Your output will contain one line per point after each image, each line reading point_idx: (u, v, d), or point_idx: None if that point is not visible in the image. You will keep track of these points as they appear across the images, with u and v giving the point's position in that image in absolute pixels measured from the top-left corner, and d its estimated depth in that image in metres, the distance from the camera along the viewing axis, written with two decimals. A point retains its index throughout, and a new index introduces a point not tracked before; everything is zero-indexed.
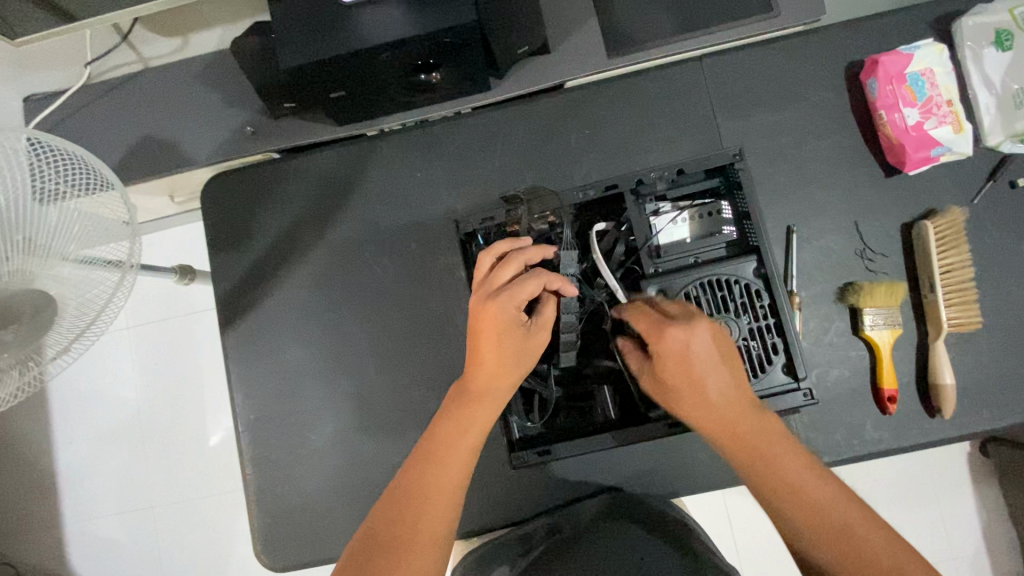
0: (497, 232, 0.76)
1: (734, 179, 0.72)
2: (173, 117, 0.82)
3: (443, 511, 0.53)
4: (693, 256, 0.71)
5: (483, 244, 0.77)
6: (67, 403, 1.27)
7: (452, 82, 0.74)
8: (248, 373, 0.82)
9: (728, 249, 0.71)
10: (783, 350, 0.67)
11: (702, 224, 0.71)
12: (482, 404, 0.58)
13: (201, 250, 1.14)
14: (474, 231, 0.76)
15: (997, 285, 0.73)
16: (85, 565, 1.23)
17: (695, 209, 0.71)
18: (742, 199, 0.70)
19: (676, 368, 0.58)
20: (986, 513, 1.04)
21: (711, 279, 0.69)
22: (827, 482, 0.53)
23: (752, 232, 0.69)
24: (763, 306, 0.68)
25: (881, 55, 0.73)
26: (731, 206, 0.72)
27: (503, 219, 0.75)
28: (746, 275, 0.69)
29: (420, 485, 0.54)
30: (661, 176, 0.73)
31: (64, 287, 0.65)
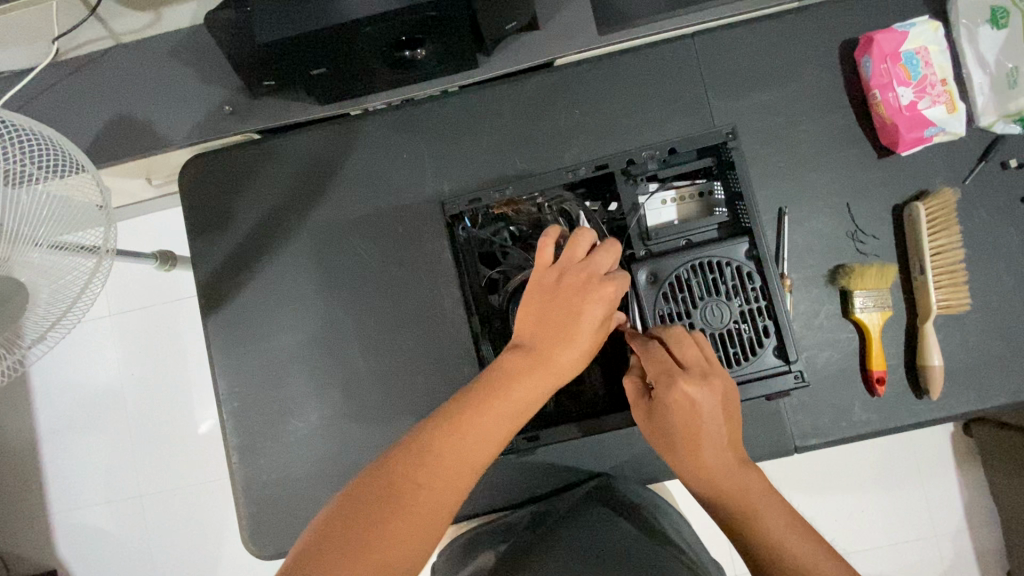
0: (485, 215, 0.79)
1: (727, 159, 0.71)
2: (148, 95, 0.79)
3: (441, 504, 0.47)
4: (685, 237, 0.71)
5: (472, 226, 0.79)
6: (47, 392, 1.24)
7: (437, 59, 0.72)
8: (232, 360, 0.81)
9: (720, 231, 0.71)
10: (774, 334, 0.67)
11: (691, 206, 0.73)
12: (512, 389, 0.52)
13: (182, 235, 1.11)
14: (461, 213, 0.77)
15: (986, 267, 0.73)
16: (72, 555, 1.22)
17: (687, 191, 0.73)
18: (735, 179, 0.70)
19: (678, 419, 0.56)
20: (968, 491, 1.06)
21: (704, 260, 0.68)
22: (807, 545, 0.52)
23: (744, 212, 0.69)
24: (754, 288, 0.67)
25: (876, 33, 0.72)
26: (722, 187, 0.72)
27: (490, 202, 0.76)
28: (737, 257, 0.68)
29: (426, 460, 0.47)
30: (653, 155, 0.72)
31: (34, 272, 0.63)
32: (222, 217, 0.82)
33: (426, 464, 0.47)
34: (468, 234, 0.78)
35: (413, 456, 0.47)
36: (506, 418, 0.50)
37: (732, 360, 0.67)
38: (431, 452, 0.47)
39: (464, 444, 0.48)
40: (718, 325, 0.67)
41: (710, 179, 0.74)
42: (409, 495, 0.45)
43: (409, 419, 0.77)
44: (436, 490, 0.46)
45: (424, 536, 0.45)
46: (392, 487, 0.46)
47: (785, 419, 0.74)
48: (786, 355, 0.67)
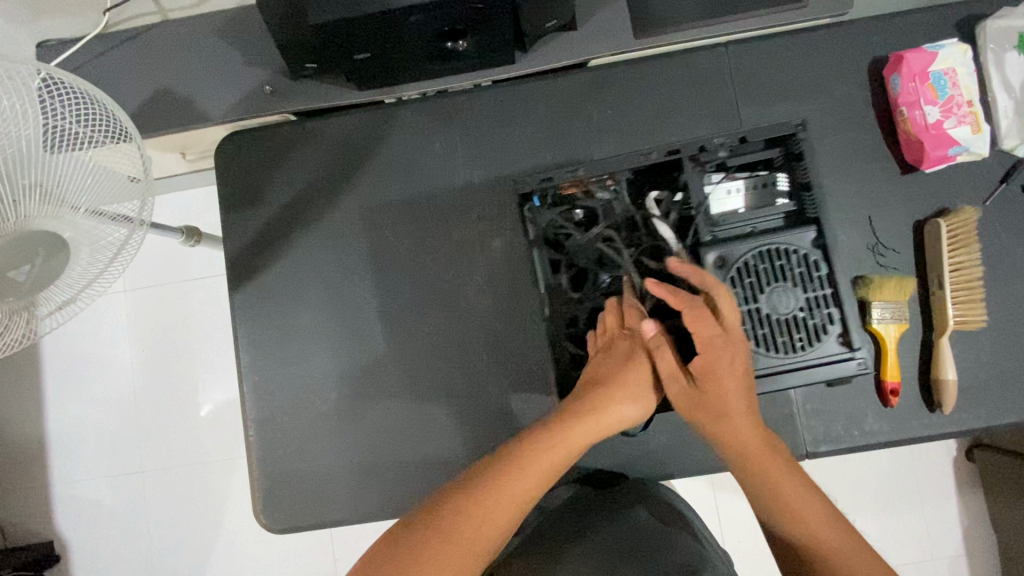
0: (553, 194, 0.77)
1: (795, 150, 0.72)
2: (191, 71, 0.81)
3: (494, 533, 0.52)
4: (751, 225, 0.71)
5: (539, 206, 0.77)
6: (59, 362, 1.25)
7: (478, 51, 0.73)
8: (255, 334, 0.82)
9: (786, 219, 0.71)
10: (839, 322, 0.68)
11: (758, 196, 0.72)
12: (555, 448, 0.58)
13: (208, 213, 1.12)
14: (531, 192, 0.76)
15: (1002, 286, 0.74)
16: (72, 524, 1.22)
17: (752, 180, 0.72)
18: (803, 168, 0.71)
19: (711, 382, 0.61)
20: (968, 515, 1.07)
21: (769, 247, 0.69)
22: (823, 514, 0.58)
23: (811, 203, 0.69)
24: (821, 276, 0.68)
25: (906, 52, 0.74)
26: (788, 177, 0.72)
27: (560, 180, 0.75)
28: (804, 246, 0.69)
29: (510, 473, 0.55)
30: (723, 143, 0.72)
31: (75, 232, 0.64)
32: (256, 193, 0.83)
33: (519, 471, 0.55)
34: (534, 214, 0.76)
35: (498, 464, 0.56)
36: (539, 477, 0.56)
37: (796, 346, 0.68)
38: (516, 456, 0.56)
39: (540, 459, 0.56)
40: (784, 311, 0.68)
41: (772, 171, 0.74)
42: (497, 494, 0.53)
43: (426, 402, 0.78)
44: (518, 489, 0.54)
45: (499, 536, 0.52)
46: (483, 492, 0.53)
47: (798, 424, 0.74)
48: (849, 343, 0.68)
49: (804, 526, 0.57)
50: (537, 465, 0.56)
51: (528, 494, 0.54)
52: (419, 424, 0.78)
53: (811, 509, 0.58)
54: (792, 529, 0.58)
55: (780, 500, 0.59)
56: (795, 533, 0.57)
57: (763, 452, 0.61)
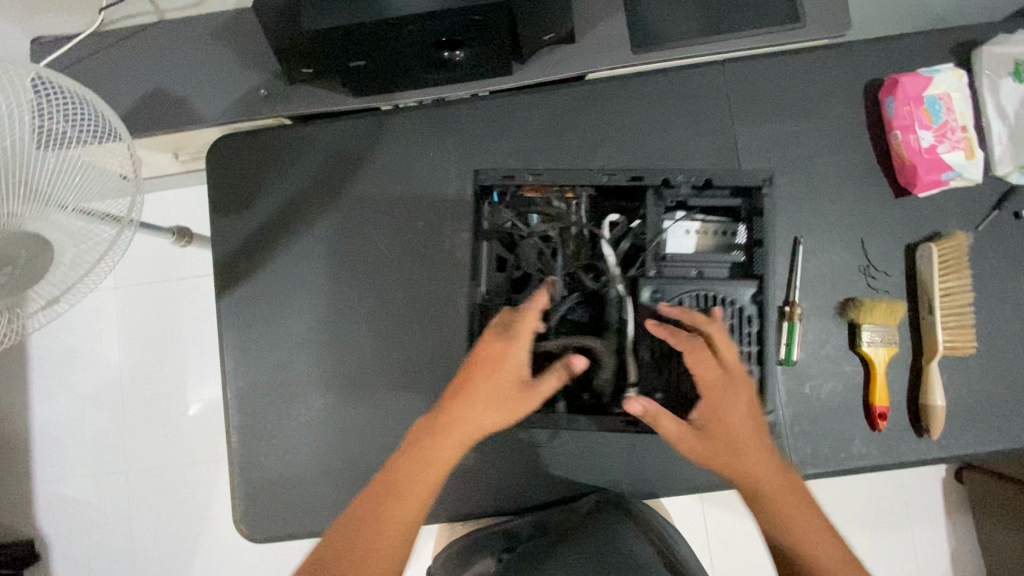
0: (513, 193, 0.76)
1: (757, 206, 0.72)
2: (186, 72, 0.81)
3: (403, 521, 0.54)
4: (697, 267, 0.72)
5: (497, 203, 0.75)
6: (46, 359, 1.24)
7: (474, 61, 0.73)
8: (241, 339, 0.81)
9: (731, 270, 0.73)
10: (756, 376, 0.70)
11: (714, 241, 0.74)
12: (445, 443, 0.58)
13: (201, 213, 1.12)
14: (490, 186, 0.75)
15: (993, 312, 0.74)
16: (52, 525, 1.21)
17: (713, 226, 0.74)
18: (760, 225, 0.72)
19: (715, 413, 0.61)
20: (955, 538, 1.06)
21: (711, 294, 0.70)
22: (839, 555, 0.53)
23: (760, 259, 0.71)
24: (751, 331, 0.69)
25: (901, 75, 0.74)
26: (746, 231, 0.74)
27: (522, 181, 0.74)
28: (741, 298, 0.70)
29: (395, 496, 0.55)
30: (689, 180, 0.72)
31: (61, 234, 0.63)
32: (247, 198, 0.83)
33: (401, 492, 0.55)
34: (493, 210, 0.75)
35: (382, 485, 0.56)
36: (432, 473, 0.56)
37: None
38: (394, 479, 0.56)
39: (426, 473, 0.56)
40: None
41: (734, 220, 0.75)
42: (384, 517, 0.54)
43: (412, 413, 0.77)
44: (413, 501, 0.55)
45: (403, 548, 0.53)
46: (368, 519, 0.54)
47: (786, 445, 0.74)
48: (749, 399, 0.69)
49: (806, 554, 0.53)
50: (427, 476, 0.56)
51: (420, 507, 0.55)
52: (405, 435, 0.77)
53: (826, 548, 0.54)
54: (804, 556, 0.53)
55: (785, 514, 0.56)
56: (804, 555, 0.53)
57: (779, 484, 0.57)
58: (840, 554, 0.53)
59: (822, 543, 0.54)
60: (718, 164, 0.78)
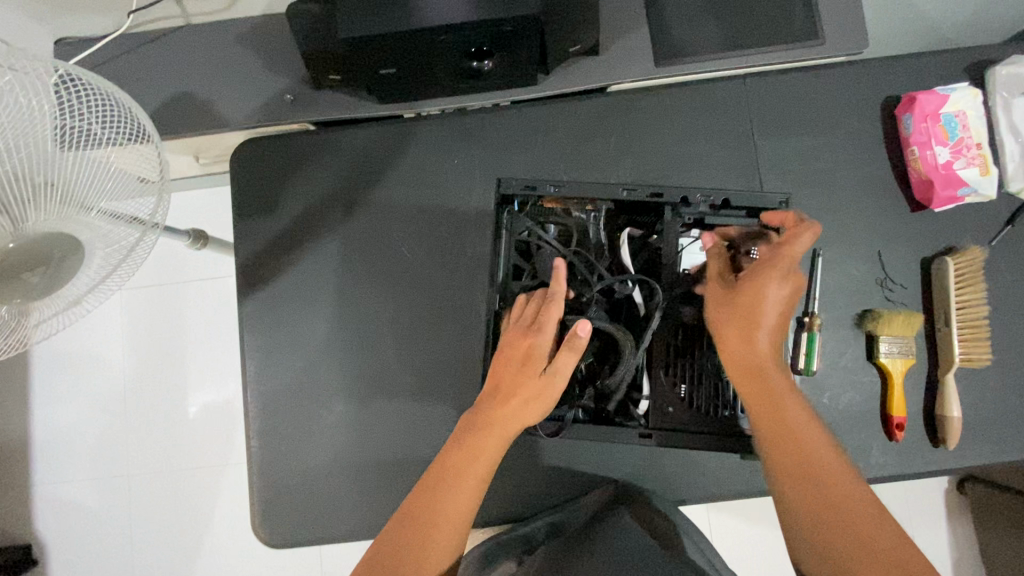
0: (533, 204, 0.75)
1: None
2: (212, 76, 0.81)
3: (457, 511, 0.56)
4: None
5: (517, 211, 0.74)
6: (50, 359, 1.22)
7: (502, 71, 0.74)
8: (262, 342, 0.81)
9: None
10: None
11: None
12: (489, 432, 0.60)
13: (217, 217, 1.12)
14: (511, 195, 0.73)
15: (1006, 325, 0.76)
16: (54, 528, 1.19)
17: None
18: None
19: (753, 304, 0.60)
20: (960, 548, 1.07)
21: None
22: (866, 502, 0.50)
23: None
24: None
25: (918, 93, 0.76)
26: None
27: (542, 191, 0.72)
28: None
29: (441, 488, 0.57)
30: (706, 199, 0.71)
31: (92, 235, 0.62)
32: (269, 202, 0.83)
33: (451, 485, 0.57)
34: (512, 219, 0.73)
35: (431, 479, 0.58)
36: (479, 465, 0.59)
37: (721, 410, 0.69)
38: (444, 472, 0.58)
39: (472, 460, 0.59)
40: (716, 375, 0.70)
41: None
42: (434, 508, 0.56)
43: (433, 418, 0.77)
44: (463, 490, 0.57)
45: (456, 537, 0.55)
46: (420, 512, 0.56)
47: None
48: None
49: (842, 505, 0.50)
50: (473, 466, 0.58)
51: (469, 496, 0.57)
52: (426, 440, 0.77)
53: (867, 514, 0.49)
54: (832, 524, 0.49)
55: (811, 482, 0.52)
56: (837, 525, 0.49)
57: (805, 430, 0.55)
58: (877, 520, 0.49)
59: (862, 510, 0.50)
60: (738, 176, 0.80)
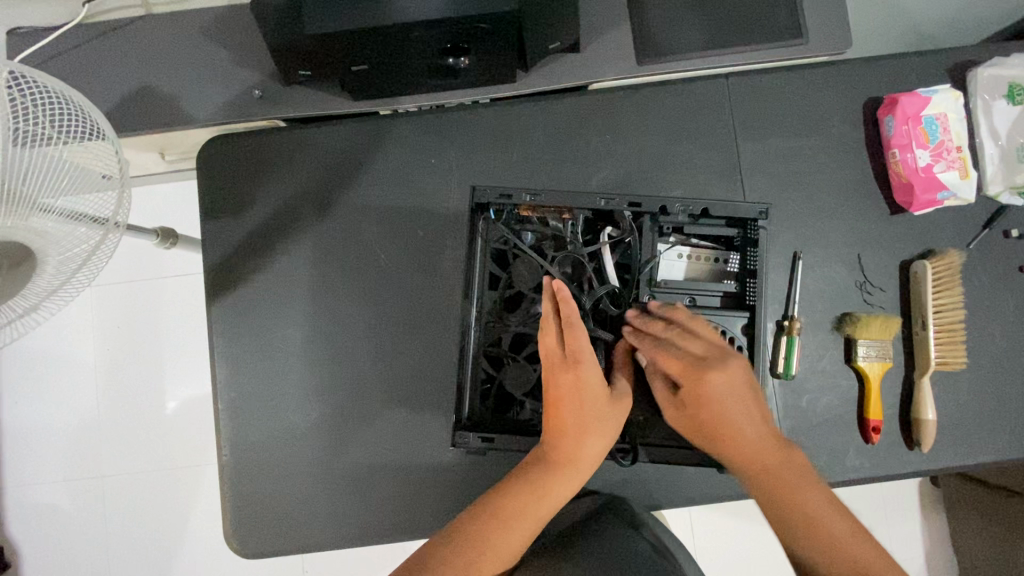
0: (509, 211, 0.72)
1: (753, 236, 0.70)
2: (175, 69, 0.77)
3: (513, 541, 0.58)
4: (690, 296, 0.71)
5: (494, 219, 0.72)
6: (16, 361, 1.18)
7: (479, 68, 0.71)
8: (233, 348, 0.79)
9: (725, 298, 0.71)
10: None
11: (707, 268, 0.72)
12: (562, 473, 0.62)
13: (189, 214, 1.09)
14: (487, 203, 0.70)
15: (981, 328, 0.76)
16: (23, 533, 1.16)
17: (705, 252, 0.72)
18: (754, 257, 0.70)
19: (717, 418, 0.62)
20: (931, 540, 1.09)
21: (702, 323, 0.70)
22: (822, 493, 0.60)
23: (753, 290, 0.69)
24: None
25: (901, 95, 0.75)
26: (739, 260, 0.71)
27: (518, 200, 0.70)
28: (733, 329, 0.69)
29: (501, 513, 0.59)
30: (685, 209, 0.69)
31: (45, 241, 0.58)
32: (238, 202, 0.80)
33: (511, 518, 0.59)
34: (488, 227, 0.71)
35: (490, 502, 0.60)
36: (543, 503, 0.60)
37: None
38: (506, 503, 0.60)
39: (538, 492, 0.60)
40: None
41: (730, 248, 0.73)
42: (493, 537, 0.57)
43: (410, 424, 0.76)
44: (524, 525, 0.59)
45: (508, 556, 0.58)
46: (475, 535, 0.57)
47: None
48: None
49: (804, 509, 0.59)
50: (540, 503, 0.60)
51: (526, 529, 0.59)
52: (402, 447, 0.76)
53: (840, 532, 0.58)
54: (821, 549, 0.57)
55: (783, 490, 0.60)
56: (817, 545, 0.58)
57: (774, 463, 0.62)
58: (857, 543, 0.57)
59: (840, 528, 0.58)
60: (720, 177, 0.79)
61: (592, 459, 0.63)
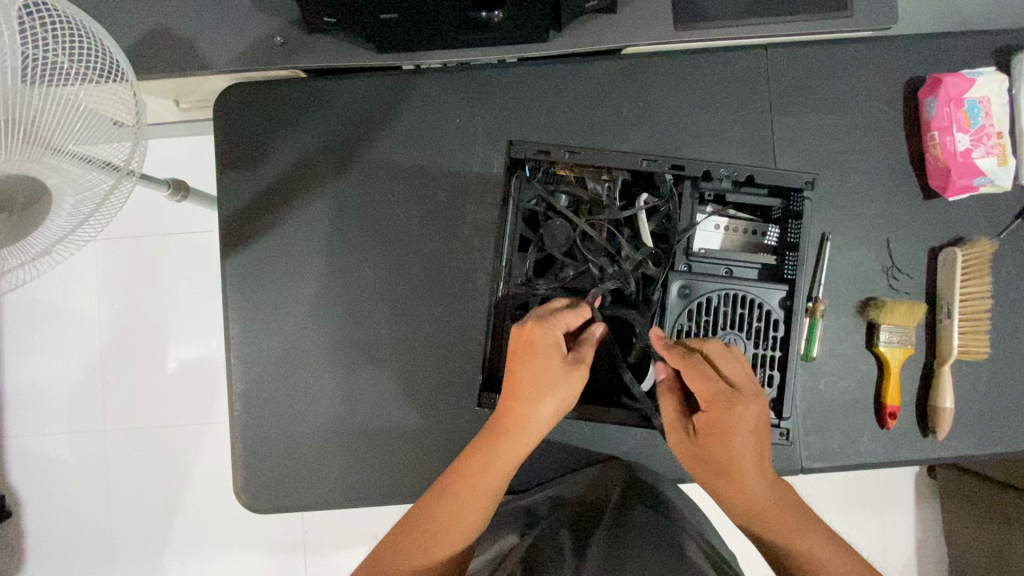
0: (545, 170, 0.71)
1: (795, 208, 0.69)
2: (193, 11, 0.74)
3: (478, 501, 0.59)
4: (726, 267, 0.69)
5: (528, 177, 0.70)
6: (20, 309, 1.16)
7: (512, 24, 0.68)
8: (246, 304, 0.77)
9: (762, 272, 0.69)
10: (777, 385, 0.68)
11: (744, 239, 0.70)
12: (519, 428, 0.60)
13: (200, 168, 1.06)
14: (523, 159, 0.69)
15: (1005, 319, 0.75)
16: (26, 482, 1.16)
17: (743, 224, 0.70)
18: (796, 230, 0.68)
19: (722, 453, 0.59)
20: (926, 528, 1.10)
21: (740, 295, 0.67)
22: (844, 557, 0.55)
23: (792, 263, 0.67)
24: (775, 337, 0.67)
25: (944, 75, 0.73)
26: (777, 233, 0.70)
27: (557, 158, 0.68)
28: (771, 303, 0.67)
29: (436, 512, 0.57)
30: (730, 175, 0.68)
31: (58, 179, 0.56)
32: (257, 153, 0.78)
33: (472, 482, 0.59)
34: (521, 186, 0.69)
35: (423, 512, 0.58)
36: (503, 461, 0.60)
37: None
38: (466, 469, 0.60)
39: (486, 472, 0.59)
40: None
41: (768, 221, 0.71)
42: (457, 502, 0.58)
43: (423, 388, 0.75)
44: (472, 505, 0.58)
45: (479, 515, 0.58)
46: (438, 509, 0.58)
47: (797, 438, 0.74)
48: (780, 411, 0.69)
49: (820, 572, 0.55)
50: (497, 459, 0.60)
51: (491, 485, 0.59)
52: (415, 410, 0.75)
53: (845, 574, 0.54)
54: None
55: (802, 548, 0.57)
56: None
57: (771, 502, 0.59)
58: None
59: (834, 565, 0.55)
60: (752, 153, 0.77)
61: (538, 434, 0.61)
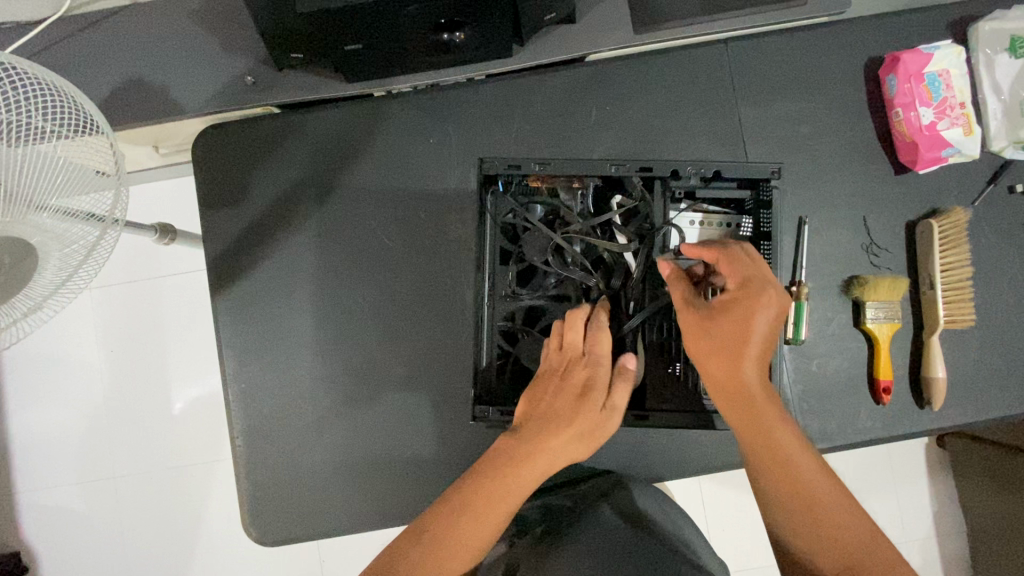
0: (519, 182, 0.72)
1: (765, 197, 0.69)
2: (164, 60, 0.75)
3: (483, 536, 0.56)
4: None
5: (503, 192, 0.72)
6: (22, 365, 1.17)
7: (475, 43, 0.70)
8: (240, 340, 0.78)
9: None
10: None
11: (719, 233, 0.71)
12: (538, 455, 0.61)
13: (186, 209, 1.08)
14: (496, 175, 0.71)
15: (988, 284, 0.76)
16: (40, 537, 1.16)
17: (717, 217, 0.71)
18: (768, 218, 0.69)
19: (737, 343, 0.59)
20: (940, 499, 1.10)
21: None
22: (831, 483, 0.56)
23: (768, 252, 0.68)
24: None
25: (903, 52, 0.74)
26: (751, 223, 0.71)
27: (529, 171, 0.70)
28: None
29: (466, 516, 0.56)
30: (697, 172, 0.69)
31: (42, 236, 0.57)
32: (236, 192, 0.79)
33: (481, 511, 0.57)
34: (497, 201, 0.71)
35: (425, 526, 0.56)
36: (517, 493, 0.59)
37: None
38: (480, 490, 0.58)
39: (513, 481, 0.59)
40: None
41: (742, 213, 0.72)
42: (460, 529, 0.56)
43: (421, 407, 0.76)
44: (495, 515, 0.57)
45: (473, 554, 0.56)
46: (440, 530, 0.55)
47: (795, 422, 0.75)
48: None
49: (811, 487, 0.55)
50: (513, 483, 0.59)
51: (495, 523, 0.57)
52: (415, 428, 0.76)
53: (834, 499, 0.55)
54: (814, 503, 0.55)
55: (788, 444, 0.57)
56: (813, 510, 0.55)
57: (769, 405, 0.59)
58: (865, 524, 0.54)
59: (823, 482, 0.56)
60: (723, 146, 0.78)
61: (563, 459, 0.62)
